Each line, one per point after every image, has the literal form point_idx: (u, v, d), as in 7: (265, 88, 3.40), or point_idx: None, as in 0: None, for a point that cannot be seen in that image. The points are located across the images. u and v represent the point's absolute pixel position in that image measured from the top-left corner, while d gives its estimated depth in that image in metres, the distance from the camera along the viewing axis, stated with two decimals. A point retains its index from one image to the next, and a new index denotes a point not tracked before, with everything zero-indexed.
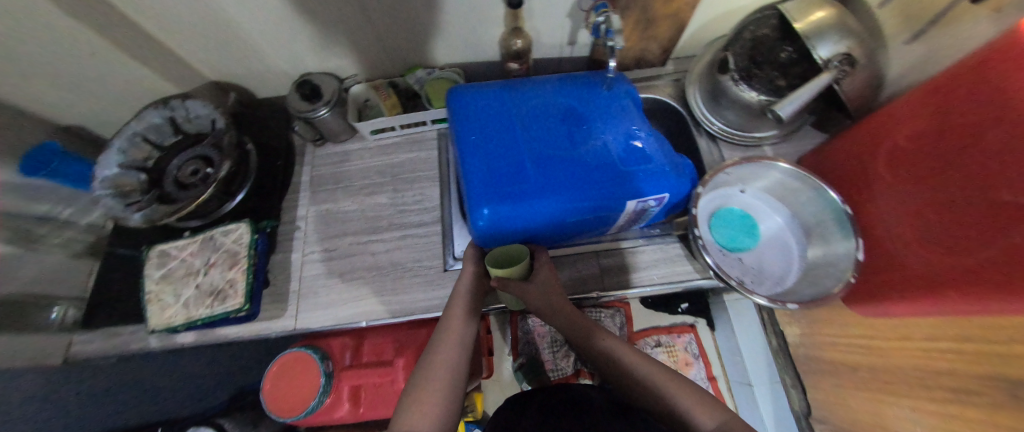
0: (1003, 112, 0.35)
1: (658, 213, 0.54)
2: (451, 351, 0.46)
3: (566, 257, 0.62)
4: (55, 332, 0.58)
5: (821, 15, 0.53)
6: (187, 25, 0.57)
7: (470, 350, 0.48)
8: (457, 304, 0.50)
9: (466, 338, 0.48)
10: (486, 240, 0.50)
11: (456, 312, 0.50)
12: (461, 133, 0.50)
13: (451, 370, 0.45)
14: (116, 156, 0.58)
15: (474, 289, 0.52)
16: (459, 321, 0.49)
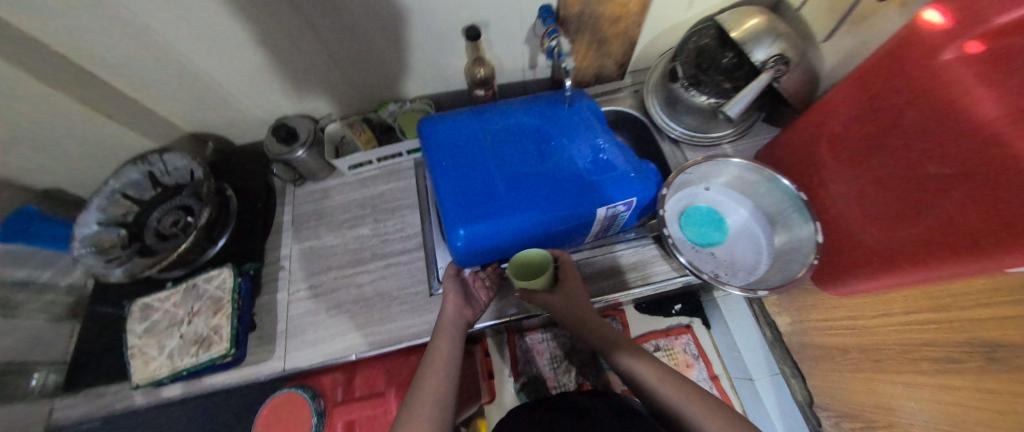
0: (926, 93, 0.39)
1: (629, 218, 0.57)
2: (439, 382, 0.46)
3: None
4: (35, 399, 0.57)
5: (754, 22, 0.58)
6: (164, 83, 0.60)
7: (458, 379, 0.48)
8: (445, 334, 0.51)
9: (454, 368, 0.48)
10: (467, 259, 0.52)
11: (443, 343, 0.50)
12: (432, 160, 0.53)
13: (439, 402, 0.44)
14: (95, 214, 0.59)
15: (459, 317, 0.54)
16: (444, 353, 0.49)
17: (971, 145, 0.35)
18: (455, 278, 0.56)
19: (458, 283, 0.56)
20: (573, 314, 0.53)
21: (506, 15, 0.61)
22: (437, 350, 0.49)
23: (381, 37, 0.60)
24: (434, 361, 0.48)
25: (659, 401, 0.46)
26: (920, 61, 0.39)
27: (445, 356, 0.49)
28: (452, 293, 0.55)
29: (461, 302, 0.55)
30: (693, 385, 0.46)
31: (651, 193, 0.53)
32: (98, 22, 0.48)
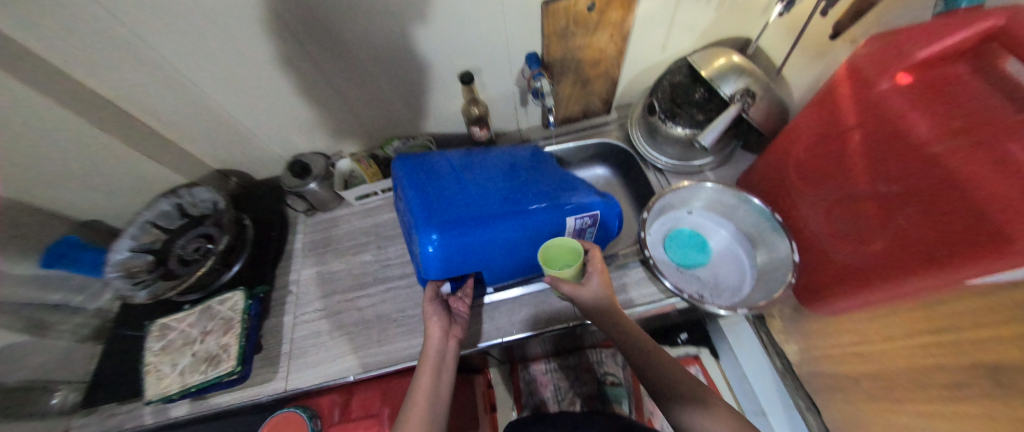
0: (875, 118, 0.42)
1: (596, 235, 0.63)
2: (417, 425, 0.46)
3: (540, 293, 0.67)
4: (54, 417, 0.61)
5: (722, 61, 0.64)
6: (200, 126, 0.69)
7: (439, 422, 0.48)
8: (424, 372, 0.51)
9: (437, 410, 0.48)
10: (434, 270, 0.53)
11: (422, 383, 0.50)
12: (408, 184, 0.55)
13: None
14: (128, 242, 0.65)
15: (443, 348, 0.54)
16: (423, 397, 0.48)
17: (915, 164, 0.38)
18: (433, 303, 0.56)
19: (435, 305, 0.56)
20: (600, 310, 0.52)
21: (498, 62, 0.70)
22: (415, 391, 0.49)
23: (388, 83, 0.69)
24: (411, 404, 0.48)
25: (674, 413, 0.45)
26: (862, 90, 0.43)
27: (421, 400, 0.48)
28: (433, 320, 0.55)
29: (444, 327, 0.55)
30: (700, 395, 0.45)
31: (612, 217, 0.63)
32: (151, 72, 0.58)
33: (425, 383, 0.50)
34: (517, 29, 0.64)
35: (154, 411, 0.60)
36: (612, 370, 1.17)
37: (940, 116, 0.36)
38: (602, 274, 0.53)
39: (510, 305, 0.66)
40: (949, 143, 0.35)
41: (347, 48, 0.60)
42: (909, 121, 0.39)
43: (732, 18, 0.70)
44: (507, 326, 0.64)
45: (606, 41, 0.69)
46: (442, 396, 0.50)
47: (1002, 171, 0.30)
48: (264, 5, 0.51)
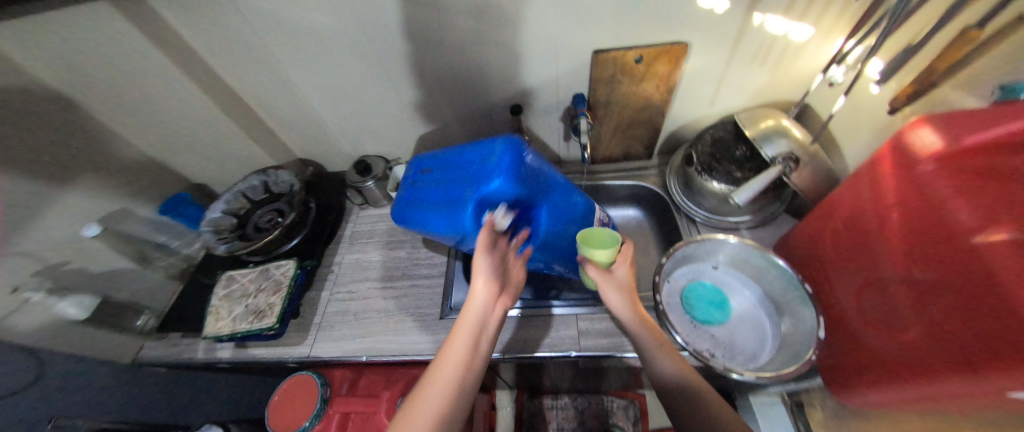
0: (919, 197, 0.41)
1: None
2: (440, 397, 0.43)
3: (549, 318, 0.69)
4: (135, 335, 0.74)
5: (770, 123, 0.65)
6: (295, 123, 0.84)
7: (465, 395, 0.45)
8: (458, 341, 0.46)
9: (467, 384, 0.45)
10: (512, 174, 0.48)
11: (452, 352, 0.46)
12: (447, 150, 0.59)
13: (440, 418, 0.42)
14: (221, 205, 0.79)
15: (487, 315, 0.48)
16: (451, 369, 0.45)
17: (959, 254, 0.36)
18: (487, 257, 0.48)
19: (490, 259, 0.48)
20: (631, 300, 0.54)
21: (548, 98, 0.77)
22: (443, 359, 0.45)
23: (449, 105, 0.78)
24: (436, 371, 0.45)
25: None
26: (905, 169, 0.42)
27: (449, 374, 0.44)
28: (479, 280, 0.47)
29: (495, 290, 0.48)
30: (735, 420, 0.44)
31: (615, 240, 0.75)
32: (272, 78, 0.73)
33: (457, 351, 0.45)
34: (568, 72, 0.71)
35: (206, 349, 0.72)
36: (622, 422, 1.09)
37: (985, 207, 0.35)
38: (628, 266, 0.57)
39: (519, 323, 0.69)
40: (994, 237, 0.33)
41: (420, 73, 0.71)
42: (952, 208, 0.37)
43: (781, 83, 0.71)
44: (513, 341, 0.67)
45: (652, 90, 0.73)
46: (475, 368, 0.46)
47: None
48: (363, 34, 0.64)
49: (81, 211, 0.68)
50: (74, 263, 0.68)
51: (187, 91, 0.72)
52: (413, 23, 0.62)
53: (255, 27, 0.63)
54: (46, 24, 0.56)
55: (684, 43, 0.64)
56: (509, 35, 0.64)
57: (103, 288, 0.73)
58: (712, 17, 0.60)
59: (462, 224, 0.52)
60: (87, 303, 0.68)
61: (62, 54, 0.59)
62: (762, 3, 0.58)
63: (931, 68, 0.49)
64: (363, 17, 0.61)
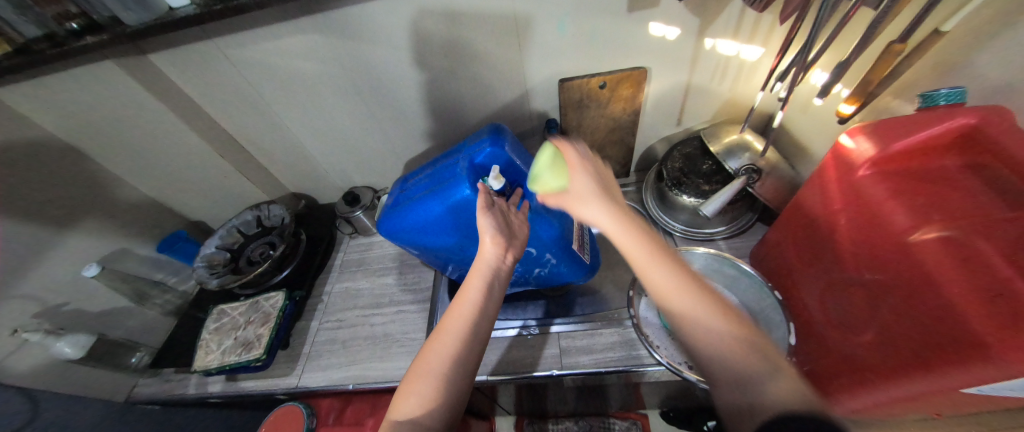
0: (859, 201, 0.43)
1: (591, 246, 0.72)
2: (451, 344, 0.43)
3: (533, 337, 0.70)
4: (129, 373, 0.76)
5: (733, 138, 0.68)
6: (287, 161, 0.89)
7: (477, 342, 0.44)
8: (472, 287, 0.47)
9: (476, 332, 0.44)
10: (498, 144, 0.55)
11: (464, 302, 0.46)
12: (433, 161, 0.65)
13: (453, 363, 0.41)
14: (216, 240, 0.83)
15: (498, 266, 0.49)
16: (461, 319, 0.44)
17: (898, 253, 0.38)
18: (490, 213, 0.49)
19: (492, 217, 0.49)
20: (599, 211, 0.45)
21: (524, 125, 0.81)
22: (454, 309, 0.46)
23: (430, 136, 0.83)
24: (448, 321, 0.45)
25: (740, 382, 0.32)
26: (842, 175, 0.45)
27: (459, 322, 0.44)
28: (487, 235, 0.48)
29: (501, 242, 0.48)
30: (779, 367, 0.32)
31: (597, 252, 0.75)
32: (264, 123, 0.78)
33: (469, 300, 0.46)
34: (539, 100, 0.76)
35: (197, 384, 0.73)
36: None
37: (918, 209, 0.37)
38: (585, 172, 0.48)
39: (507, 343, 0.69)
40: (926, 236, 0.35)
41: (400, 110, 0.76)
42: (886, 210, 0.40)
43: (742, 99, 0.75)
44: (497, 363, 0.67)
45: (619, 112, 0.77)
46: (486, 315, 0.46)
47: (994, 260, 0.29)
48: (345, 79, 0.69)
49: (79, 254, 0.72)
50: (73, 304, 0.70)
51: (182, 142, 0.76)
52: (391, 66, 0.67)
53: (245, 79, 0.68)
54: (57, 87, 0.61)
55: (643, 69, 0.69)
56: (480, 71, 0.69)
57: (101, 328, 0.75)
58: (666, 43, 0.65)
59: (457, 195, 0.52)
60: (83, 341, 0.68)
61: (72, 110, 0.65)
62: (710, 30, 0.63)
63: (868, 80, 0.49)
64: (345, 64, 0.66)
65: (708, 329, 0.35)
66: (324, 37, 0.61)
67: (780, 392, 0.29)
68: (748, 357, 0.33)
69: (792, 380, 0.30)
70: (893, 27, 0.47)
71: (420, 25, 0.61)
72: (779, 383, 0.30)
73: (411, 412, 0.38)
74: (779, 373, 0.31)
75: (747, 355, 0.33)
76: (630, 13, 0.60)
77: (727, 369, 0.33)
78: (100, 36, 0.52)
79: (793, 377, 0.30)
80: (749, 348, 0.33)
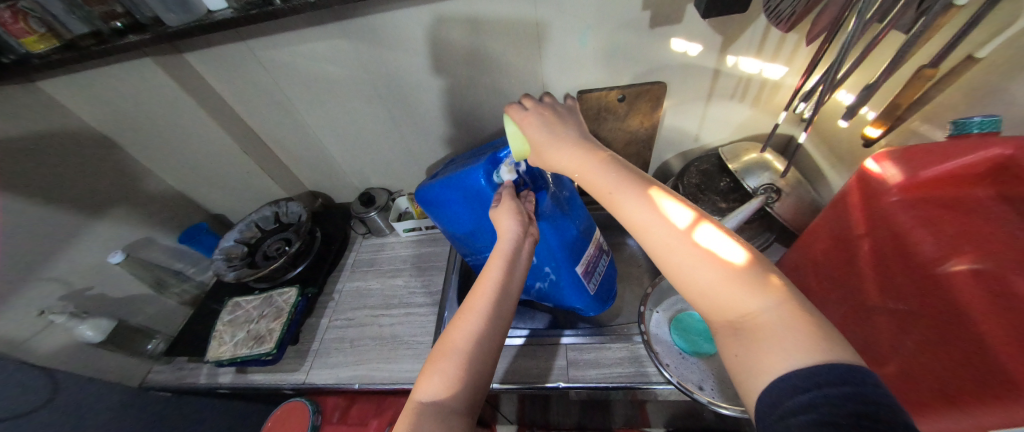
0: (888, 227, 0.42)
1: (602, 276, 0.68)
2: (476, 323, 0.43)
3: (541, 348, 0.69)
4: (145, 359, 0.78)
5: (752, 156, 0.68)
6: (307, 160, 0.91)
7: (500, 323, 0.44)
8: (495, 266, 0.47)
9: (500, 313, 0.44)
10: None
11: (486, 281, 0.46)
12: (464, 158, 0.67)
13: (477, 342, 0.42)
14: (235, 234, 0.85)
15: (518, 247, 0.48)
16: (484, 297, 0.45)
17: (926, 284, 0.37)
18: (510, 201, 0.50)
19: (514, 205, 0.50)
20: (564, 158, 0.43)
21: None
22: (479, 288, 0.46)
23: (446, 141, 0.84)
24: (473, 300, 0.45)
25: (752, 349, 0.29)
26: (871, 200, 0.43)
27: (483, 300, 0.44)
28: (507, 220, 0.48)
29: (523, 221, 0.49)
30: (785, 318, 0.28)
31: (611, 281, 0.72)
32: (287, 122, 0.80)
33: (493, 277, 0.46)
34: None
35: (209, 374, 0.75)
36: None
37: (947, 239, 0.36)
38: (536, 121, 0.47)
39: (515, 352, 0.69)
40: (958, 268, 0.35)
41: (421, 114, 0.77)
42: (916, 238, 0.39)
43: (762, 118, 0.74)
44: (503, 372, 0.67)
45: (637, 125, 0.77)
46: (509, 301, 0.46)
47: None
48: (368, 82, 0.70)
49: (105, 241, 0.74)
50: (96, 288, 0.73)
51: (208, 138, 0.79)
52: (413, 70, 0.68)
53: (274, 81, 0.70)
54: (97, 82, 0.65)
55: (661, 83, 0.68)
56: (500, 79, 0.70)
57: (122, 314, 0.77)
58: (687, 59, 0.65)
59: (474, 184, 0.54)
60: (105, 326, 0.70)
61: (110, 103, 0.68)
62: (733, 47, 0.62)
63: (896, 103, 0.49)
64: (369, 69, 0.68)
65: (707, 283, 0.32)
66: (351, 42, 0.63)
67: (799, 360, 0.26)
68: (753, 314, 0.30)
69: (811, 339, 0.27)
70: (925, 51, 0.46)
71: (444, 33, 0.62)
72: (796, 345, 0.27)
73: (435, 393, 0.39)
74: (794, 330, 0.28)
75: (755, 314, 0.30)
76: (652, 28, 0.60)
77: (736, 328, 0.31)
78: (140, 35, 0.54)
79: (814, 334, 0.27)
80: (758, 303, 0.30)
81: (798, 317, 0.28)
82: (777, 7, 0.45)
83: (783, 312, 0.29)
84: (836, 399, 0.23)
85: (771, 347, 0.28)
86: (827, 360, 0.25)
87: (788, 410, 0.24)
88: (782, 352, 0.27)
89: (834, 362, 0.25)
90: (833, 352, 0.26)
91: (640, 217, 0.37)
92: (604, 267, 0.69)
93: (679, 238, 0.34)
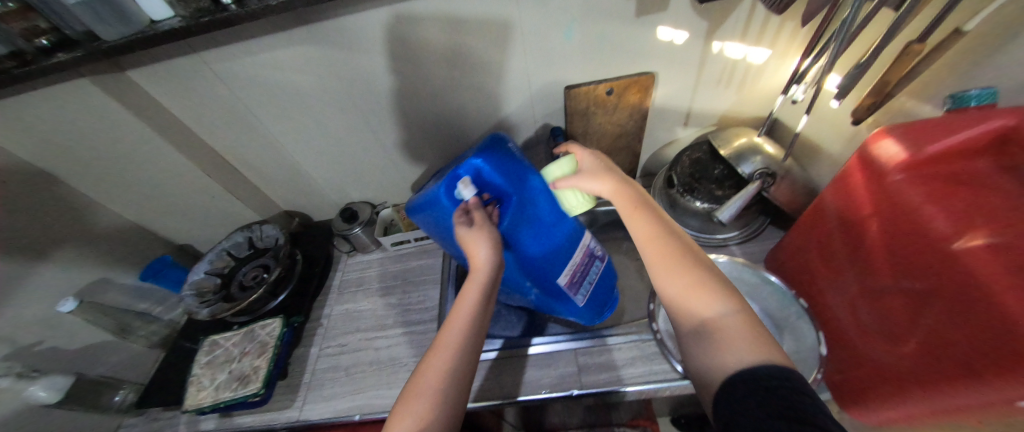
0: (890, 207, 0.41)
1: (594, 284, 0.63)
2: (444, 358, 0.41)
3: (520, 358, 0.67)
4: (112, 413, 0.70)
5: (743, 141, 0.67)
6: (280, 178, 0.84)
7: (471, 356, 0.43)
8: (466, 298, 0.46)
9: (468, 345, 0.43)
10: (488, 153, 0.48)
11: (458, 313, 0.45)
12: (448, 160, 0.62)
13: (448, 379, 0.40)
14: (205, 265, 0.77)
15: (489, 275, 0.46)
16: (455, 331, 0.43)
17: (938, 260, 0.36)
18: (476, 228, 0.45)
19: (482, 233, 0.45)
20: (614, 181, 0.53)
21: (527, 130, 0.78)
22: (452, 322, 0.44)
23: (430, 147, 0.80)
24: (443, 336, 0.43)
25: (710, 348, 0.36)
26: (872, 180, 0.43)
27: (454, 332, 0.43)
28: (481, 250, 0.45)
29: (495, 249, 0.46)
30: (736, 325, 0.37)
31: (608, 288, 0.68)
32: (255, 138, 0.73)
33: (466, 306, 0.45)
34: (543, 107, 0.73)
35: (189, 422, 0.68)
36: None
37: (956, 213, 0.35)
38: (597, 162, 0.56)
39: (510, 364, 0.66)
40: (971, 244, 0.33)
41: (401, 121, 0.73)
42: (924, 216, 0.38)
43: (747, 102, 0.74)
44: (512, 386, 0.63)
45: (625, 118, 0.75)
46: (477, 330, 0.44)
47: None
48: (342, 89, 0.65)
49: (51, 287, 0.65)
50: (47, 343, 0.64)
51: (165, 162, 0.71)
52: (389, 74, 0.63)
53: (236, 96, 0.64)
54: (22, 107, 0.56)
55: (650, 74, 0.67)
56: (482, 80, 0.66)
57: (79, 367, 0.68)
58: (674, 47, 0.63)
59: (441, 206, 0.49)
60: (61, 383, 0.62)
61: (44, 131, 0.59)
62: (718, 32, 0.61)
63: (885, 80, 0.49)
64: (339, 75, 0.63)
65: (678, 289, 0.41)
66: (321, 49, 0.58)
67: (748, 357, 0.33)
68: (714, 318, 0.38)
69: (754, 343, 0.34)
70: (911, 27, 0.46)
71: (421, 33, 0.58)
72: (743, 347, 0.34)
73: None
74: (742, 330, 0.36)
75: (718, 317, 0.38)
76: (637, 17, 0.58)
77: (697, 329, 0.39)
78: (72, 52, 0.47)
79: (756, 340, 0.35)
80: (719, 309, 0.38)
81: (744, 322, 0.37)
82: None
83: (736, 319, 0.37)
84: (775, 392, 0.29)
85: (733, 344, 0.35)
86: (766, 360, 0.32)
87: (752, 385, 0.30)
88: (737, 350, 0.34)
89: (769, 363, 0.32)
90: (769, 354, 0.33)
91: (648, 231, 0.48)
92: (597, 272, 0.64)
93: (665, 254, 0.44)
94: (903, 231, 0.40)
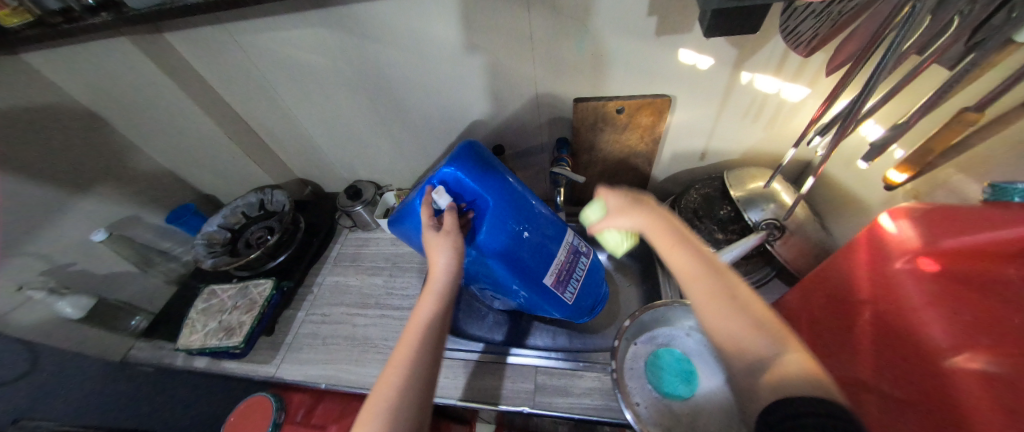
0: (888, 298, 0.36)
1: (582, 280, 0.62)
2: (403, 368, 0.42)
3: (487, 364, 0.67)
4: (125, 335, 0.79)
5: (758, 185, 0.61)
6: (296, 149, 0.89)
7: (429, 364, 0.43)
8: (424, 307, 0.47)
9: (423, 354, 0.43)
10: (456, 161, 0.49)
11: (418, 318, 0.47)
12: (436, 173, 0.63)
13: (403, 388, 0.40)
14: (219, 218, 0.84)
15: (450, 281, 0.47)
16: (411, 341, 0.44)
17: (925, 371, 0.31)
18: (436, 235, 0.47)
19: (442, 241, 0.46)
20: (648, 207, 0.50)
21: (533, 137, 0.77)
22: (408, 335, 0.45)
23: (436, 139, 0.80)
24: (398, 350, 0.44)
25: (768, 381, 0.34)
26: (876, 263, 0.38)
27: (411, 344, 0.44)
28: (440, 258, 0.46)
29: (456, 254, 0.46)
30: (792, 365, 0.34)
31: (596, 286, 0.66)
32: (274, 108, 0.77)
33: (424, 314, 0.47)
34: (550, 116, 0.71)
35: (185, 357, 0.76)
36: None
37: (958, 324, 0.30)
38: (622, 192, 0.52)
39: (475, 368, 0.67)
40: (967, 365, 0.29)
41: (408, 111, 0.74)
42: (922, 320, 0.33)
43: (777, 141, 0.68)
44: (471, 389, 0.65)
45: (635, 140, 0.72)
46: (432, 339, 0.45)
47: None
48: (353, 72, 0.67)
49: (88, 217, 0.74)
50: (79, 264, 0.74)
51: (193, 120, 0.77)
52: (398, 64, 0.64)
53: (256, 67, 0.68)
54: (75, 56, 0.63)
55: (667, 97, 0.63)
56: (489, 82, 0.65)
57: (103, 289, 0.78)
58: (697, 72, 0.58)
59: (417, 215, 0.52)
60: (84, 303, 0.73)
61: (95, 81, 0.67)
62: (749, 63, 0.56)
63: (927, 147, 0.42)
64: (351, 59, 0.64)
65: (732, 330, 0.39)
66: (334, 33, 0.60)
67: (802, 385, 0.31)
68: (769, 358, 0.35)
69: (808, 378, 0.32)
70: (971, 90, 0.39)
71: (430, 28, 0.57)
72: (798, 379, 0.32)
73: None
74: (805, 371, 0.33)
75: (773, 358, 0.35)
76: (657, 37, 0.54)
77: (752, 368, 0.36)
78: (109, 14, 0.52)
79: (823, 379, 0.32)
80: (775, 351, 0.36)
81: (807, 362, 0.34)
82: (797, 28, 0.40)
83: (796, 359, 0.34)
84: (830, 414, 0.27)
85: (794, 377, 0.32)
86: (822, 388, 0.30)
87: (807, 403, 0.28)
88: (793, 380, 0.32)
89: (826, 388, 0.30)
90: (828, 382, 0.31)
91: (692, 262, 0.45)
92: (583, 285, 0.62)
93: (715, 283, 0.42)
94: (897, 327, 0.35)
